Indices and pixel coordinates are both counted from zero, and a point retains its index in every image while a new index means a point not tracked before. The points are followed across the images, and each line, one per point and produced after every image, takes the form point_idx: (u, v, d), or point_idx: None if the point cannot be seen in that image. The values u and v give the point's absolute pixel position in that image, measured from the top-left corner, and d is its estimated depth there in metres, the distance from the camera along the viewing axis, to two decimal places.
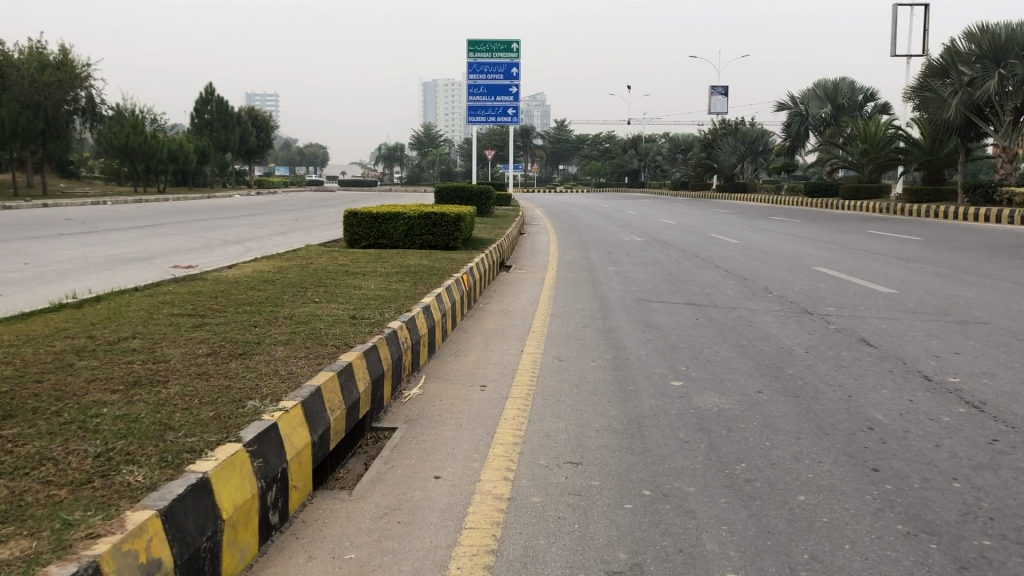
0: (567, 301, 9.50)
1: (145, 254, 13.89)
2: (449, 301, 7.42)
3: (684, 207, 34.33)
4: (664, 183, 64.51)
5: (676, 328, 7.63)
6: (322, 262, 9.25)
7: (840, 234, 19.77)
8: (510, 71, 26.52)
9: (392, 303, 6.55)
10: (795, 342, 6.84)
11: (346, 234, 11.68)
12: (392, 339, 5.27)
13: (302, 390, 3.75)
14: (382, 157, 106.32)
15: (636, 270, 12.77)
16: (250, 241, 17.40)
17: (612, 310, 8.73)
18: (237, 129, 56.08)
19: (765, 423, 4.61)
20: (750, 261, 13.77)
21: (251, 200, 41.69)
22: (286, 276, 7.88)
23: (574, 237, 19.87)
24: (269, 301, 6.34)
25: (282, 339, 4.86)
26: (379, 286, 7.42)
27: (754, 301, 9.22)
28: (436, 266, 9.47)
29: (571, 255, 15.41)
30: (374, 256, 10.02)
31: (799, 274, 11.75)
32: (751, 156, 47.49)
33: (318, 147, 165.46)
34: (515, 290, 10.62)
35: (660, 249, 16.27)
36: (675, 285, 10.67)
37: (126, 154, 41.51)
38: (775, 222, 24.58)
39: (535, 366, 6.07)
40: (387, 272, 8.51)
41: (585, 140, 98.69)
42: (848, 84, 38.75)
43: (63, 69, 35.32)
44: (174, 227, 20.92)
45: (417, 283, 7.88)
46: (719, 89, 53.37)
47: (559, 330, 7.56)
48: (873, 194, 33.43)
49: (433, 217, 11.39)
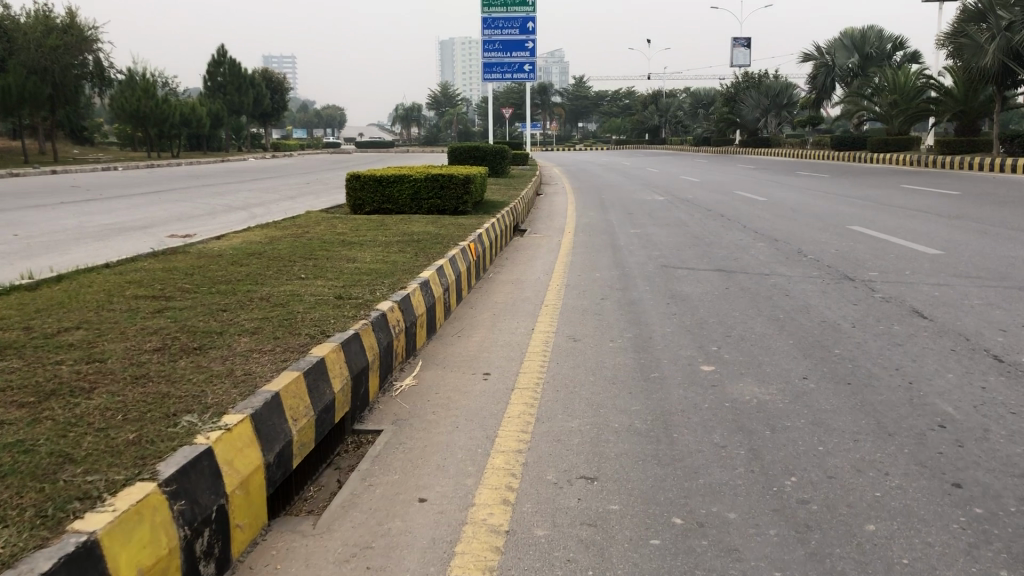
0: (584, 269, 8.78)
1: (143, 223, 13.27)
2: (452, 273, 6.72)
3: (707, 163, 33.34)
4: (685, 139, 63.20)
5: (704, 299, 6.91)
6: (318, 231, 8.57)
7: (873, 189, 18.83)
8: (526, 25, 25.49)
9: (387, 278, 5.86)
10: (839, 315, 6.09)
11: (350, 199, 10.99)
12: (381, 323, 4.58)
13: (254, 399, 3.08)
14: (399, 118, 105.01)
15: (659, 231, 12.01)
16: (256, 207, 16.75)
17: (633, 279, 8.00)
18: (251, 92, 55.24)
19: (814, 421, 3.90)
20: (780, 220, 12.94)
21: (266, 164, 41.02)
22: (275, 248, 7.22)
23: (594, 197, 19.09)
24: (248, 280, 5.65)
25: (248, 327, 4.18)
26: (375, 259, 6.73)
27: (788, 266, 8.45)
28: (442, 233, 8.74)
29: (590, 217, 14.64)
30: (377, 223, 9.33)
31: (834, 234, 10.93)
32: (775, 110, 46.21)
33: (335, 109, 164.21)
34: (528, 257, 9.91)
35: (684, 208, 15.47)
36: (701, 249, 9.92)
37: (138, 119, 40.91)
38: (803, 178, 23.59)
39: (547, 348, 5.38)
40: (386, 242, 7.79)
41: (605, 97, 96.98)
42: (877, 32, 37.24)
43: (69, 33, 34.60)
44: (181, 193, 20.33)
45: (417, 253, 7.17)
46: (742, 41, 51.82)
47: (574, 304, 6.86)
48: (904, 146, 32.21)
49: (441, 179, 10.66)
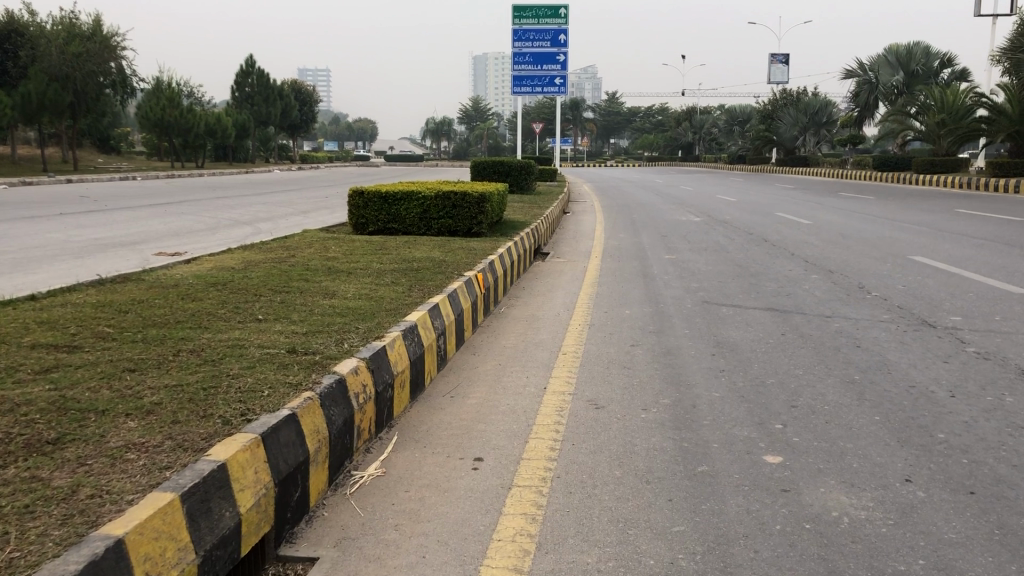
0: (611, 304, 7.58)
1: (136, 239, 12.28)
2: (451, 313, 5.56)
3: (743, 182, 32.03)
4: (719, 157, 61.65)
5: (757, 348, 5.72)
6: (306, 254, 7.48)
7: (926, 214, 17.40)
8: (558, 38, 24.40)
9: (364, 322, 4.71)
10: (930, 378, 4.86)
11: (353, 218, 9.90)
12: (336, 394, 3.40)
13: (71, 558, 1.92)
14: (430, 131, 104.34)
15: (697, 258, 10.80)
16: (264, 221, 15.76)
17: (669, 319, 6.80)
18: (280, 103, 54.63)
19: (938, 563, 2.69)
20: (830, 247, 11.70)
21: (289, 176, 40.20)
22: (246, 277, 6.14)
23: (624, 216, 17.92)
24: (189, 323, 4.51)
25: (144, 406, 3.03)
26: (359, 293, 5.60)
27: (852, 307, 7.20)
28: (448, 259, 7.56)
29: (619, 239, 13.45)
30: (375, 245, 8.23)
31: (896, 266, 9.64)
32: (814, 128, 44.62)
33: (366, 122, 163.89)
34: (549, 286, 8.74)
35: (722, 232, 14.24)
36: (747, 282, 8.71)
37: (163, 128, 40.30)
38: (846, 199, 22.24)
39: (563, 419, 4.20)
40: (380, 271, 6.64)
41: (637, 113, 95.68)
42: (923, 49, 35.65)
43: (94, 40, 34.04)
44: (191, 205, 19.41)
45: (412, 285, 6.02)
46: (780, 57, 50.38)
47: (597, 351, 5.67)
48: (951, 167, 30.66)
49: (454, 198, 9.55)
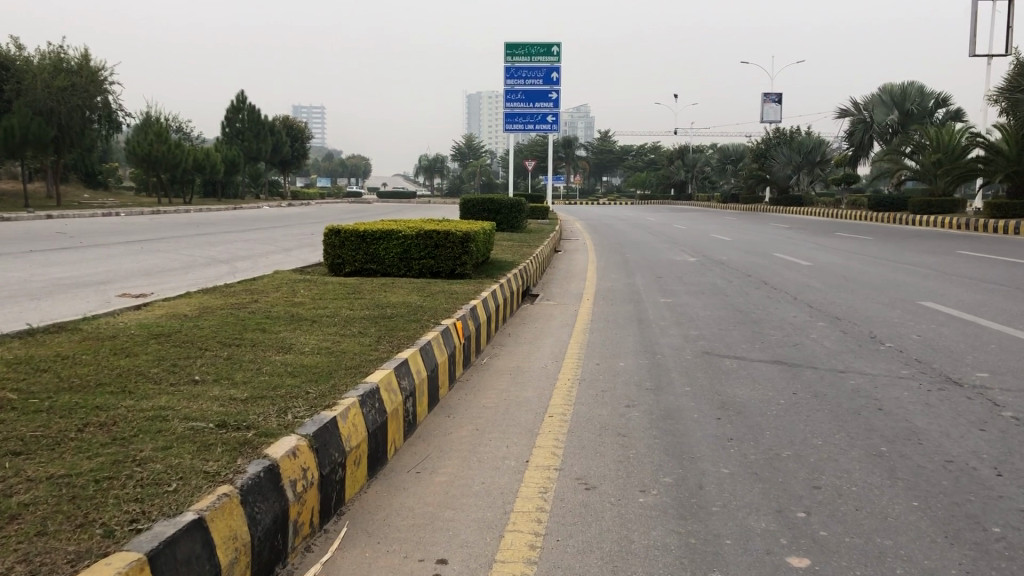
0: (604, 354, 6.97)
1: (103, 279, 11.65)
2: (424, 369, 4.92)
3: (736, 221, 31.59)
4: (713, 196, 61.38)
5: (767, 410, 5.11)
6: (271, 299, 6.86)
7: (929, 255, 16.87)
8: (550, 75, 24.04)
9: (317, 384, 4.07)
10: (969, 450, 4.24)
11: (328, 258, 9.27)
12: (264, 486, 2.76)
13: None
14: (422, 167, 104.06)
15: (695, 302, 10.22)
16: (243, 260, 15.15)
17: (667, 373, 6.19)
18: (270, 139, 54.17)
19: None
20: (834, 291, 11.15)
21: (276, 212, 39.61)
22: (198, 326, 5.52)
23: (617, 256, 17.37)
24: (112, 386, 3.86)
25: (10, 508, 2.38)
26: (319, 346, 4.97)
27: (866, 360, 6.60)
28: (425, 304, 6.93)
29: (613, 280, 12.88)
30: (350, 289, 7.61)
31: (907, 313, 9.07)
32: (807, 167, 44.34)
33: (359, 158, 163.79)
34: (537, 333, 8.12)
35: (719, 273, 13.68)
36: (749, 329, 8.11)
37: (150, 163, 39.82)
38: (843, 240, 21.74)
39: (547, 504, 3.56)
40: (347, 319, 6.00)
41: (630, 151, 95.78)
42: (918, 89, 35.50)
43: (79, 74, 33.56)
44: (170, 242, 18.80)
45: (380, 336, 5.38)
46: (773, 97, 50.28)
47: (588, 413, 5.04)
48: (947, 207, 30.28)
49: (435, 237, 8.97)
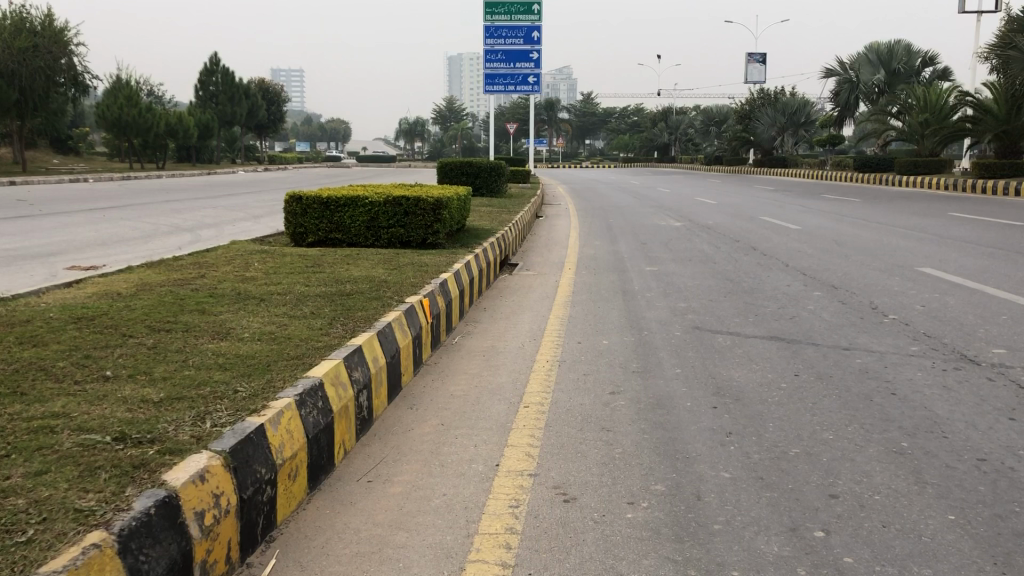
0: (586, 330, 6.42)
1: (54, 250, 10.93)
2: (382, 356, 4.33)
3: (721, 183, 30.99)
4: (696, 158, 60.72)
5: (768, 397, 4.56)
6: (219, 274, 6.22)
7: (920, 218, 16.35)
8: (531, 35, 23.22)
9: (251, 380, 3.47)
10: (1001, 445, 3.71)
11: (290, 227, 8.61)
12: (153, 524, 2.16)
13: None
14: (402, 131, 102.41)
15: (682, 270, 9.67)
16: (209, 228, 14.44)
17: (655, 352, 5.64)
18: (245, 102, 52.83)
19: None
20: (827, 257, 10.61)
21: (252, 177, 38.66)
22: (129, 307, 4.89)
23: (599, 221, 16.79)
24: (1, 386, 3.25)
25: None
26: (261, 331, 4.37)
27: (871, 335, 6.07)
28: (390, 277, 6.30)
29: (595, 247, 12.30)
30: (310, 262, 6.98)
31: (907, 281, 8.55)
32: (792, 129, 43.70)
33: (340, 122, 161.94)
34: (514, 307, 7.54)
35: (706, 239, 13.11)
36: (742, 301, 7.56)
37: (120, 128, 38.70)
38: (831, 202, 21.19)
39: (516, 524, 2.99)
40: (300, 297, 5.38)
41: (612, 114, 94.67)
42: (905, 47, 34.82)
43: (42, 35, 32.26)
44: (134, 210, 18.01)
45: (333, 319, 4.76)
46: (757, 56, 49.49)
47: (570, 402, 4.48)
48: (934, 168, 29.79)
49: (405, 203, 8.34)
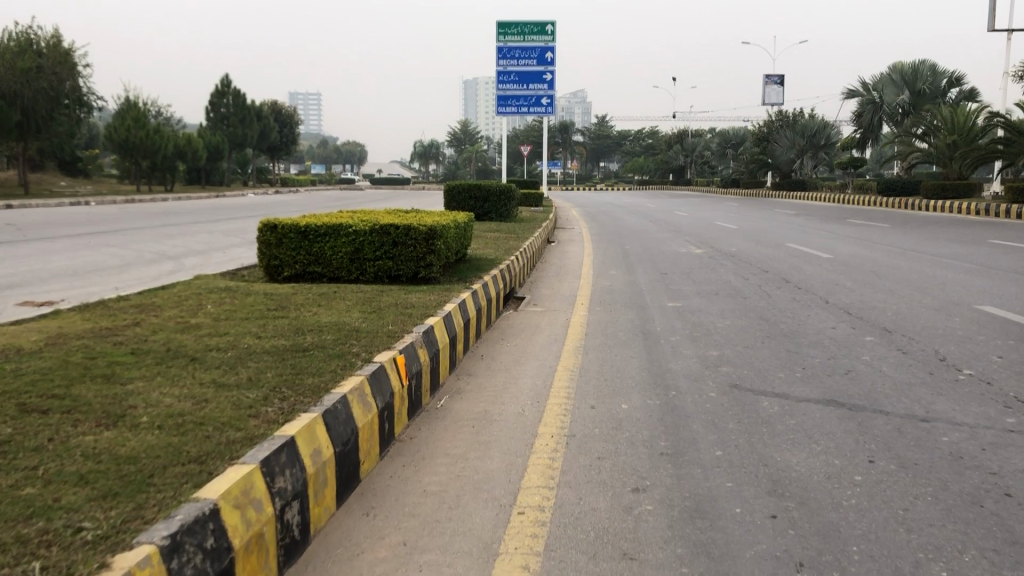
0: (601, 388, 5.32)
1: (14, 281, 9.89)
2: (327, 449, 3.22)
3: (739, 207, 29.82)
4: (713, 181, 59.49)
5: (846, 500, 3.43)
6: (157, 321, 5.12)
7: (958, 245, 15.15)
8: (544, 56, 22.25)
9: (112, 507, 2.40)
10: None
11: (263, 259, 7.54)
12: None
13: None
14: (416, 154, 101.71)
15: (709, 308, 8.56)
16: (197, 256, 13.39)
17: (687, 422, 4.53)
18: (256, 124, 52.08)
19: None
20: (869, 292, 9.50)
21: (261, 200, 37.65)
22: (15, 372, 3.81)
23: (614, 248, 15.70)
24: None
25: None
26: (168, 413, 3.28)
27: (952, 399, 4.95)
28: (363, 325, 5.19)
29: (611, 278, 11.19)
30: (276, 303, 5.90)
31: (971, 324, 7.42)
32: (811, 151, 42.40)
33: (354, 146, 161.90)
34: (518, 355, 6.45)
35: (731, 269, 11.98)
36: (783, 349, 6.44)
37: (126, 150, 37.92)
38: (857, 227, 20.00)
39: None
40: (243, 356, 4.30)
41: (627, 137, 93.69)
42: (930, 66, 33.56)
43: (47, 56, 31.55)
44: (124, 234, 17.00)
45: (270, 390, 3.65)
46: (775, 78, 48.34)
47: (579, 505, 3.38)
48: (963, 192, 28.54)
49: (393, 233, 7.29)
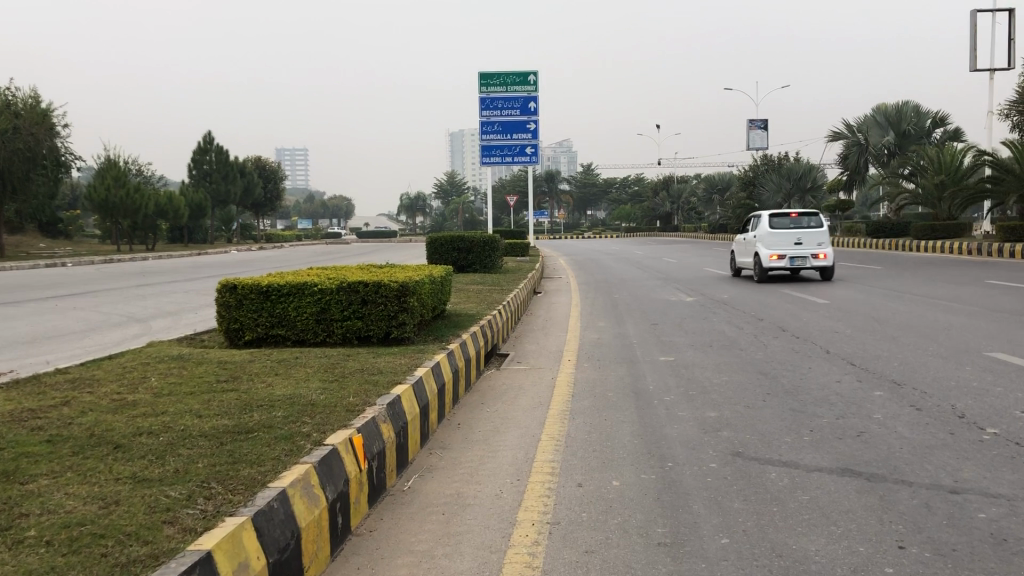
0: (589, 461, 4.76)
1: None
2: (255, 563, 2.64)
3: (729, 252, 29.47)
4: (701, 227, 59.33)
5: None
6: (88, 400, 4.55)
7: (956, 286, 14.72)
8: (528, 105, 21.99)
9: None
10: None
11: (223, 323, 7.00)
12: None
13: None
14: (403, 206, 101.64)
15: (704, 361, 8.05)
16: (167, 318, 12.80)
17: (688, 503, 3.96)
18: (240, 181, 51.81)
19: None
20: (872, 340, 9.01)
21: (244, 257, 37.15)
22: None
23: (603, 297, 15.22)
24: None
25: None
26: (60, 522, 2.70)
27: (981, 464, 4.43)
28: (322, 398, 4.65)
29: (599, 330, 10.69)
30: (229, 374, 5.35)
31: (984, 373, 6.92)
32: (798, 195, 42.25)
33: (341, 201, 162.12)
34: (500, 422, 5.89)
35: (724, 318, 11.49)
36: (787, 408, 5.90)
37: (107, 209, 37.46)
38: (851, 270, 19.58)
39: None
40: (176, 440, 3.74)
41: (612, 185, 93.96)
42: (914, 108, 33.59)
43: (24, 117, 31.21)
44: (95, 296, 16.40)
45: (196, 487, 3.09)
46: (758, 123, 48.41)
47: None
48: (954, 232, 28.25)
49: (362, 290, 6.78)
